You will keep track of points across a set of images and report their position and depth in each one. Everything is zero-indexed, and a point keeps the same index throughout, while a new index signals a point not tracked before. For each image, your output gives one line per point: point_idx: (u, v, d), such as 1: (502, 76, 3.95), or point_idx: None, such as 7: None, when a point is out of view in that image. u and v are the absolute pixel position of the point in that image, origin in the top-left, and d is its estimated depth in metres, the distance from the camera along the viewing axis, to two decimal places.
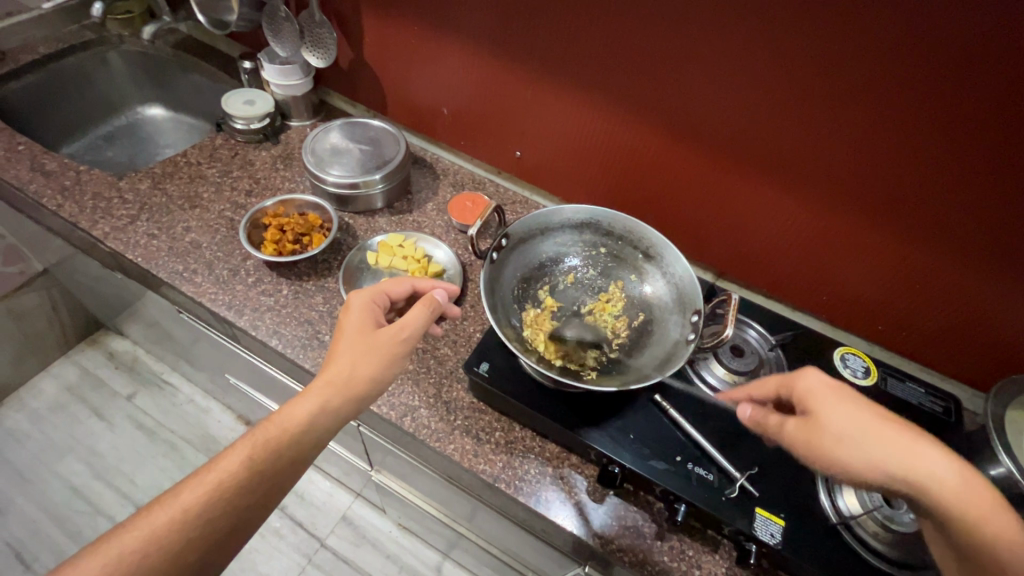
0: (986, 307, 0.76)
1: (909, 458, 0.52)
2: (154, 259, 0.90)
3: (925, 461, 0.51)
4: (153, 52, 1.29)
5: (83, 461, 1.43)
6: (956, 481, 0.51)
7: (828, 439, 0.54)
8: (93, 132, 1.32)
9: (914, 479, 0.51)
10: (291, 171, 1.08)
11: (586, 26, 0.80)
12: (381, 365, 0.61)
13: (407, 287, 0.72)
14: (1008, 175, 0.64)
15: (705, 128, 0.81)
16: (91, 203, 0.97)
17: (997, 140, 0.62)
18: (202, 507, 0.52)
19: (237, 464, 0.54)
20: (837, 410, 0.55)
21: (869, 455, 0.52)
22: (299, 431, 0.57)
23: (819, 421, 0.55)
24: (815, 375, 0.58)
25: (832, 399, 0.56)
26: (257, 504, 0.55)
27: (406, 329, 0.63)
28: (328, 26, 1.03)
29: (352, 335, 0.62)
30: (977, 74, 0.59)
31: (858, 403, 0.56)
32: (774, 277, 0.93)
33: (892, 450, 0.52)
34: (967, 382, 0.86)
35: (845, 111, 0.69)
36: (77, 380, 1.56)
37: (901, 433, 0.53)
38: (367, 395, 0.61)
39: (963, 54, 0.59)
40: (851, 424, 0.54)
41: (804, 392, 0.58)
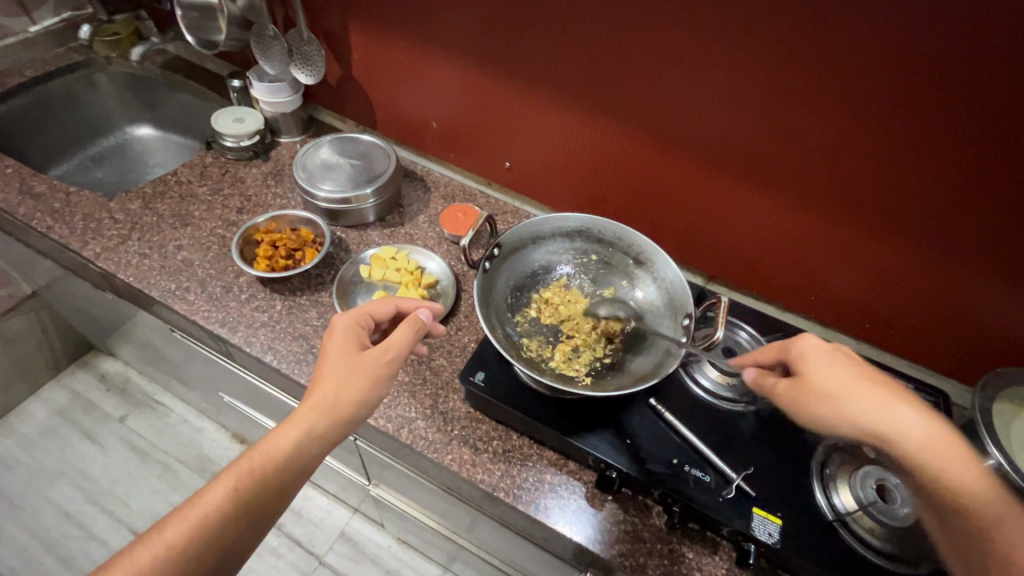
0: (970, 304, 0.77)
1: (883, 414, 0.54)
2: (146, 278, 0.90)
3: (897, 417, 0.54)
4: (141, 73, 1.30)
5: (75, 485, 1.40)
6: (927, 436, 0.53)
7: (817, 397, 0.57)
8: (82, 153, 1.32)
9: (884, 435, 0.54)
10: (282, 187, 1.08)
11: (570, 39, 0.82)
12: (366, 389, 0.61)
13: (392, 307, 0.71)
14: (981, 172, 0.66)
15: (688, 135, 0.83)
16: (82, 224, 0.96)
17: (972, 139, 0.64)
18: (186, 544, 0.52)
19: (221, 498, 0.54)
20: (824, 369, 0.58)
21: (848, 411, 0.55)
22: (282, 460, 0.57)
23: (808, 380, 0.58)
24: (842, 361, 0.58)
25: (822, 359, 0.59)
26: (246, 535, 0.55)
27: (390, 350, 0.63)
28: (316, 44, 1.05)
29: (336, 360, 0.62)
30: (954, 79, 0.61)
31: (848, 363, 0.59)
32: (762, 279, 0.94)
33: (869, 408, 0.55)
34: (955, 376, 0.87)
35: (829, 118, 0.71)
36: (68, 403, 1.54)
37: (882, 392, 0.56)
38: (353, 419, 0.60)
39: (935, 58, 0.61)
40: (835, 382, 0.57)
41: (797, 356, 0.60)
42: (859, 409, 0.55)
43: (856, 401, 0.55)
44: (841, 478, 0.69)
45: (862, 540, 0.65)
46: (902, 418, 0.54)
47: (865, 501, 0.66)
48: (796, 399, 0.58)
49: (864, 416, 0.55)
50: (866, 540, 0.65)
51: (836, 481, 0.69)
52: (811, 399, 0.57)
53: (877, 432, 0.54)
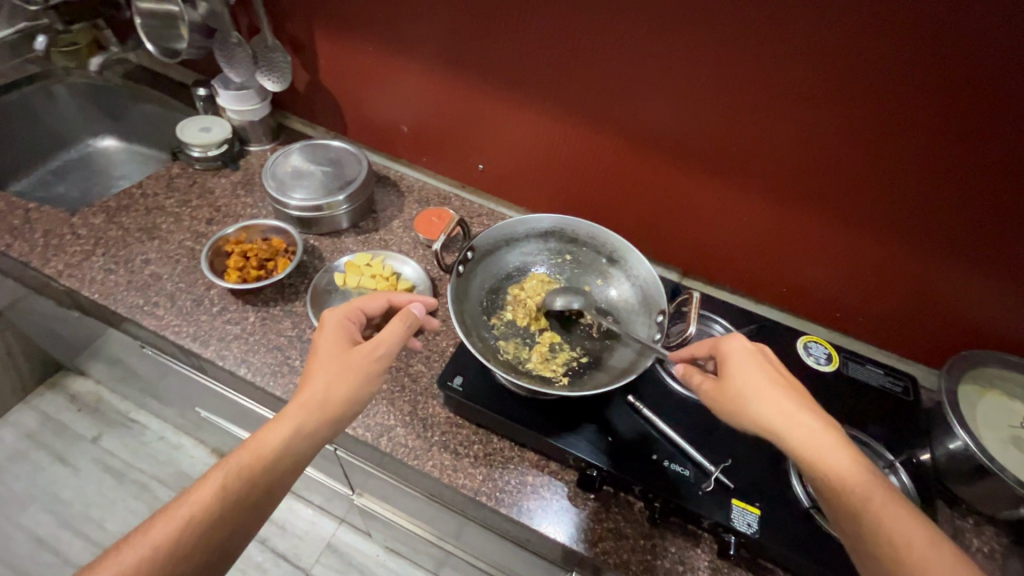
0: (934, 289, 0.80)
1: (787, 415, 0.55)
2: (112, 294, 0.88)
3: (799, 418, 0.55)
4: (102, 83, 1.26)
5: (48, 510, 1.36)
6: (827, 438, 0.53)
7: (731, 394, 0.58)
8: (42, 167, 1.28)
9: (777, 431, 0.54)
10: (252, 197, 1.06)
11: (537, 41, 0.83)
12: (357, 384, 0.60)
13: (383, 302, 0.71)
14: (937, 160, 0.68)
15: (657, 132, 0.84)
16: (42, 240, 0.93)
17: (927, 129, 0.66)
18: (175, 542, 0.50)
19: (210, 495, 0.53)
20: (743, 367, 0.59)
21: (755, 408, 0.56)
22: (272, 457, 0.56)
23: (727, 378, 0.59)
24: (763, 362, 0.59)
25: (743, 360, 0.59)
26: (232, 536, 0.53)
27: (381, 345, 0.63)
28: (282, 50, 1.02)
29: (327, 355, 0.62)
30: (907, 70, 0.63)
31: (764, 365, 0.59)
32: (736, 273, 0.96)
33: (774, 408, 0.55)
34: (924, 361, 0.89)
35: (793, 111, 0.72)
36: (38, 426, 1.49)
37: (788, 394, 0.56)
38: (343, 415, 0.59)
39: (889, 51, 0.62)
40: (748, 382, 0.57)
41: (723, 354, 0.61)
42: (765, 407, 0.55)
43: (764, 399, 0.56)
44: None
45: None
46: (804, 418, 0.55)
47: None
48: (714, 394, 0.59)
49: (766, 413, 0.55)
50: None
51: None
52: (724, 393, 0.58)
53: (774, 428, 0.54)
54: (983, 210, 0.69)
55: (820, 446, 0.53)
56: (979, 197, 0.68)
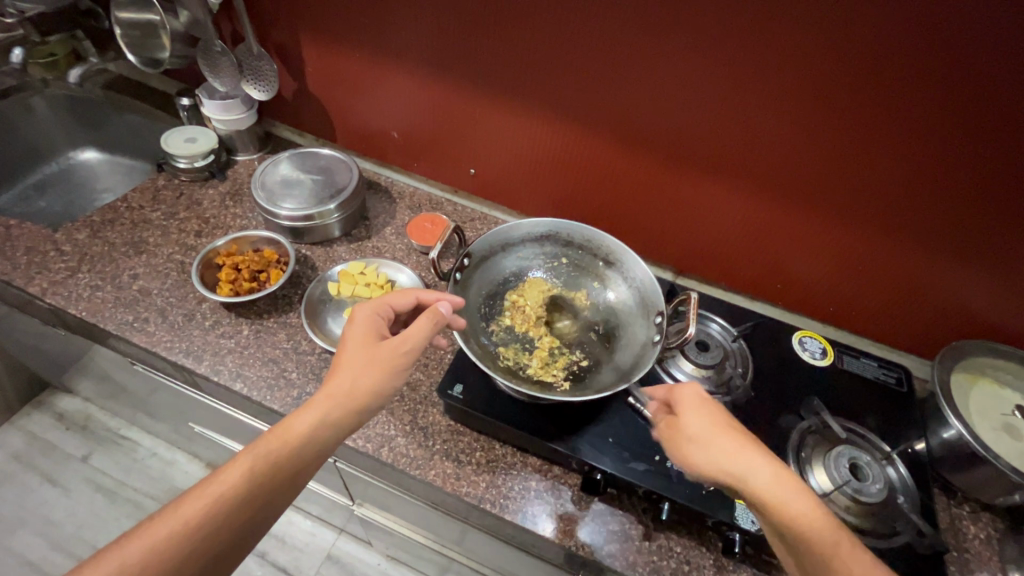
0: (925, 282, 0.81)
1: (738, 460, 0.55)
2: (101, 311, 0.86)
3: (749, 462, 0.55)
4: (82, 95, 1.24)
5: (38, 533, 1.33)
6: (777, 484, 0.53)
7: (682, 439, 0.59)
8: (22, 182, 1.25)
9: (738, 479, 0.54)
10: (241, 208, 1.05)
11: (527, 44, 0.82)
12: (384, 378, 0.60)
13: (413, 299, 0.70)
14: (926, 154, 0.69)
15: (649, 133, 0.84)
16: (25, 258, 0.91)
17: (916, 123, 0.67)
18: (202, 521, 0.50)
19: (240, 475, 0.52)
20: (690, 414, 0.60)
21: (708, 454, 0.56)
22: (300, 443, 0.55)
23: (678, 422, 0.60)
24: (711, 406, 0.60)
25: (691, 404, 0.60)
26: (258, 519, 0.53)
27: (408, 341, 0.62)
28: (268, 59, 1.01)
29: (357, 346, 0.61)
30: (896, 67, 0.64)
31: (714, 409, 0.60)
32: (730, 271, 0.96)
33: (728, 453, 0.55)
34: (916, 352, 0.91)
35: (784, 111, 0.73)
36: (24, 447, 1.46)
37: (737, 441, 0.57)
38: (368, 408, 0.59)
39: (877, 47, 0.63)
40: (699, 427, 0.58)
41: (677, 398, 0.62)
42: (722, 454, 0.56)
43: (717, 447, 0.56)
44: (816, 460, 0.71)
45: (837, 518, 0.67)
46: (757, 465, 0.54)
47: (839, 480, 0.69)
48: (670, 437, 0.61)
49: (725, 461, 0.55)
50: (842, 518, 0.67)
51: (812, 463, 0.72)
52: (681, 441, 0.59)
53: (732, 476, 0.54)
54: (972, 204, 0.70)
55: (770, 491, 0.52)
56: (968, 189, 0.69)
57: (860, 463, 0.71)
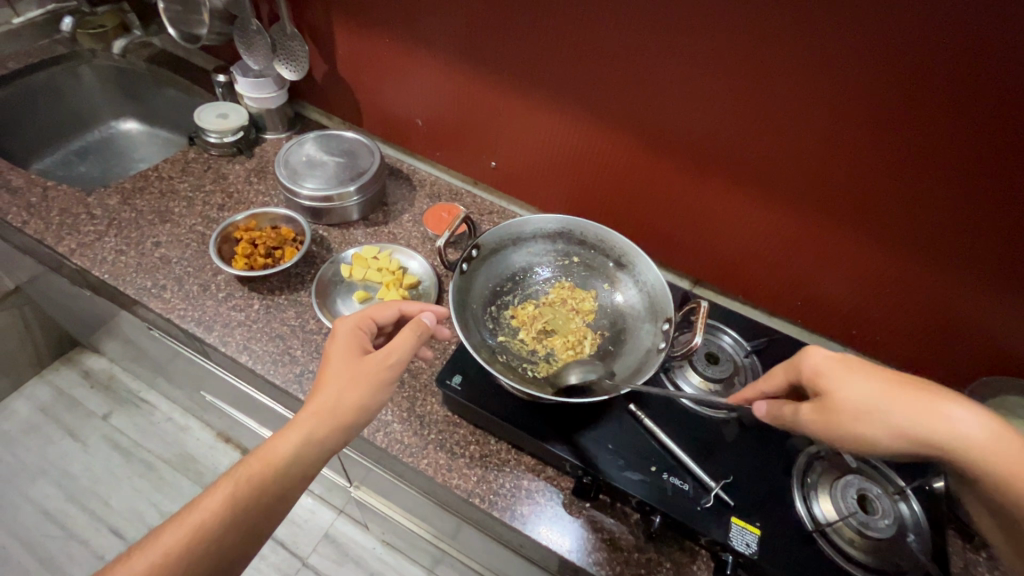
0: (955, 309, 0.76)
1: (929, 418, 0.51)
2: (122, 275, 0.88)
3: (944, 421, 0.51)
4: (126, 66, 1.28)
5: (57, 484, 1.39)
6: (985, 436, 0.50)
7: (848, 419, 0.53)
8: (66, 146, 1.30)
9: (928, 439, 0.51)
10: (265, 184, 1.07)
11: (557, 36, 0.81)
12: (369, 393, 0.59)
13: (394, 311, 0.69)
14: (964, 173, 0.65)
15: (672, 135, 0.81)
16: (58, 219, 0.95)
17: (953, 139, 0.63)
18: (183, 551, 0.49)
19: (220, 503, 0.52)
20: (849, 387, 0.53)
21: (883, 425, 0.51)
22: (283, 465, 0.55)
23: (832, 401, 0.54)
24: (858, 367, 0.55)
25: (840, 372, 0.54)
26: (245, 542, 0.53)
27: (393, 355, 0.61)
28: (300, 39, 1.03)
29: (340, 362, 0.60)
30: (935, 78, 0.60)
31: (871, 369, 0.54)
32: (749, 284, 0.93)
33: (911, 414, 0.51)
34: (941, 384, 0.86)
35: (813, 119, 0.70)
36: (51, 400, 1.52)
37: (911, 392, 0.52)
38: (354, 424, 0.58)
39: (915, 55, 0.59)
40: (863, 398, 0.52)
41: (813, 373, 0.56)
42: (904, 421, 0.51)
43: (894, 414, 0.51)
44: (823, 487, 0.68)
45: (841, 550, 0.64)
46: (948, 416, 0.51)
47: (845, 512, 0.66)
48: (825, 424, 0.54)
49: (910, 426, 0.51)
50: (847, 550, 0.64)
51: (818, 490, 0.69)
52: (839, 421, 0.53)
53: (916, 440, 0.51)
54: (1010, 230, 0.66)
55: (963, 446, 0.50)
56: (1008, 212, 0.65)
57: (870, 494, 0.67)
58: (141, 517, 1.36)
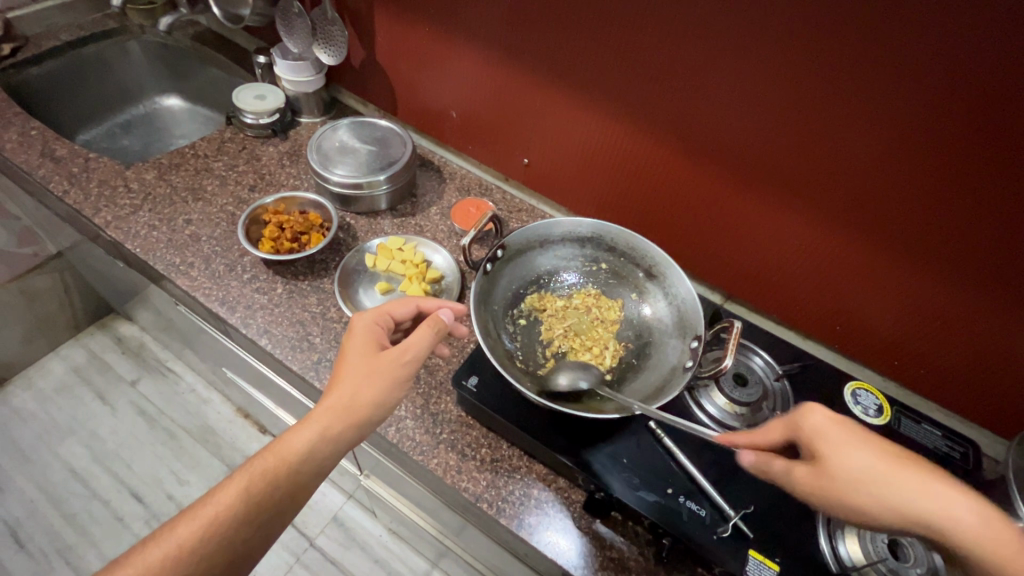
0: (1011, 347, 0.70)
1: (920, 498, 0.47)
2: (153, 250, 0.90)
3: (947, 504, 0.47)
4: (171, 43, 1.30)
5: (84, 444, 1.44)
6: (971, 519, 0.46)
7: (841, 485, 0.49)
8: (110, 119, 1.34)
9: (928, 518, 0.46)
10: (297, 168, 1.07)
11: (601, 33, 0.77)
12: (384, 390, 0.58)
13: (412, 307, 0.68)
14: None
15: (713, 142, 0.78)
16: (96, 190, 0.97)
17: (1021, 165, 0.58)
18: (197, 543, 0.50)
19: (233, 497, 0.52)
20: (841, 452, 0.50)
21: (883, 499, 0.47)
22: (297, 461, 0.54)
23: (828, 466, 0.50)
24: (854, 432, 0.51)
25: (838, 438, 0.51)
26: (257, 537, 0.52)
27: (408, 351, 0.59)
28: (340, 24, 1.03)
29: (356, 359, 0.59)
30: (1006, 97, 0.55)
31: (869, 438, 0.51)
32: (786, 303, 0.88)
33: (901, 490, 0.48)
34: (989, 426, 0.80)
35: (866, 135, 0.65)
36: (84, 363, 1.58)
37: (905, 469, 0.49)
38: (369, 421, 0.57)
39: (983, 72, 0.55)
40: (864, 468, 0.49)
41: (810, 433, 0.52)
42: (898, 497, 0.47)
43: (885, 487, 0.48)
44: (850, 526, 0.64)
45: None
46: (943, 497, 0.47)
47: (873, 556, 0.62)
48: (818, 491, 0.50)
49: (907, 505, 0.47)
50: None
51: (843, 528, 0.65)
52: (837, 490, 0.49)
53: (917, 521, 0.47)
54: None
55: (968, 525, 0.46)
56: None
57: (902, 541, 0.63)
58: (160, 483, 1.40)
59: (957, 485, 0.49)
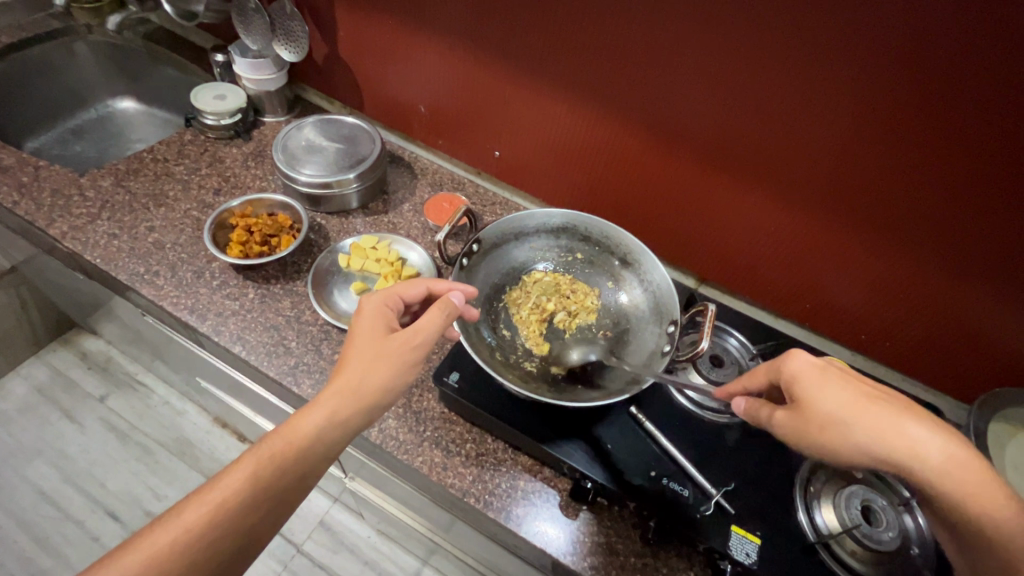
0: (965, 314, 0.74)
1: (903, 440, 0.47)
2: (114, 260, 0.86)
3: (912, 440, 0.47)
4: (121, 43, 1.25)
5: (53, 465, 1.38)
6: (940, 458, 0.47)
7: (820, 432, 0.49)
8: (61, 125, 1.28)
9: (897, 462, 0.47)
10: (262, 169, 1.04)
11: (566, 23, 0.77)
12: (393, 374, 0.57)
13: (423, 289, 0.66)
14: (978, 174, 0.62)
15: (680, 127, 0.78)
16: (49, 200, 0.92)
17: (966, 138, 0.61)
18: (204, 528, 0.48)
19: (242, 480, 0.50)
20: (820, 396, 0.50)
21: (858, 444, 0.48)
22: (306, 444, 0.53)
23: (808, 411, 0.50)
24: (835, 375, 0.51)
25: (817, 382, 0.50)
26: (263, 523, 0.51)
27: (418, 335, 0.58)
28: (300, 19, 1.00)
29: (365, 340, 0.58)
30: (952, 73, 0.57)
31: (845, 378, 0.51)
32: (756, 283, 0.90)
33: (878, 435, 0.48)
34: (951, 393, 0.84)
35: (825, 114, 0.67)
36: (48, 381, 1.51)
37: (881, 410, 0.49)
38: (378, 405, 0.56)
39: (931, 49, 0.57)
40: (842, 409, 0.49)
41: (793, 378, 0.52)
42: (870, 439, 0.48)
43: (864, 428, 0.48)
44: (825, 497, 0.66)
45: (843, 561, 0.63)
46: (918, 439, 0.48)
47: (847, 523, 0.64)
48: (796, 435, 0.50)
49: (878, 448, 0.47)
50: (848, 561, 0.63)
51: (820, 499, 0.67)
52: (813, 433, 0.49)
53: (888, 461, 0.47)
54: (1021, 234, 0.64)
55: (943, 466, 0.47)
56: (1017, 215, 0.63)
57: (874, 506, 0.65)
58: (137, 500, 1.36)
59: (925, 420, 0.49)
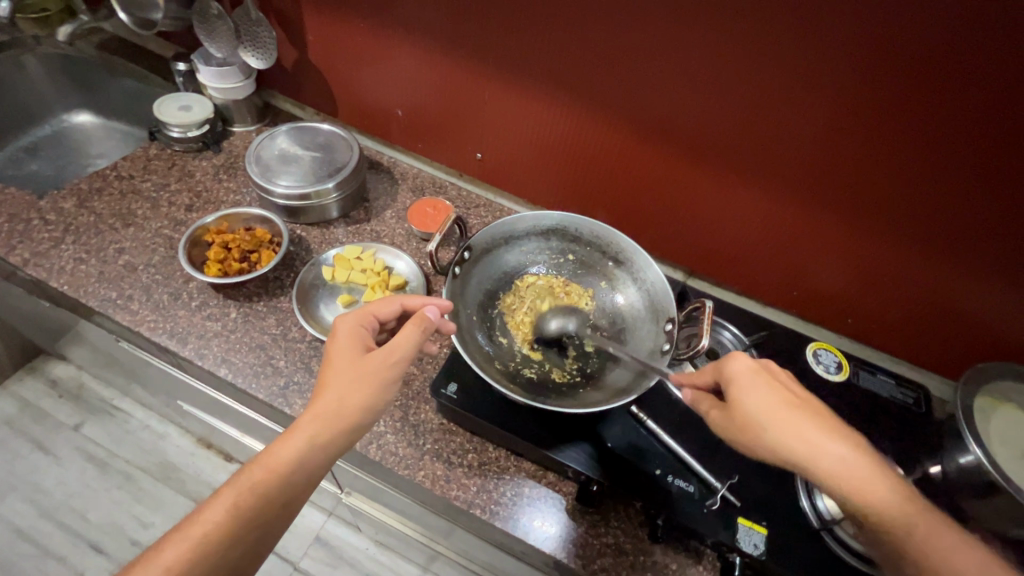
0: (946, 295, 0.76)
1: (811, 446, 0.52)
2: (83, 286, 0.82)
3: (824, 449, 0.52)
4: (74, 54, 1.18)
5: (29, 500, 1.32)
6: (844, 464, 0.51)
7: (741, 430, 0.53)
8: (14, 143, 1.21)
9: (804, 464, 0.51)
10: (235, 182, 1.00)
11: (544, 22, 0.76)
12: (371, 394, 0.55)
13: (397, 306, 0.64)
14: (954, 159, 0.64)
15: (663, 122, 0.78)
16: (7, 225, 0.87)
17: (943, 125, 0.62)
18: (184, 566, 0.47)
19: (222, 514, 0.49)
20: (743, 398, 0.54)
21: (768, 444, 0.52)
22: (285, 473, 0.51)
23: (734, 410, 0.54)
24: (767, 379, 0.55)
25: (747, 384, 0.55)
26: (247, 556, 0.49)
27: (395, 352, 0.56)
28: (266, 24, 0.96)
29: (341, 362, 0.56)
30: (929, 62, 0.58)
31: (773, 383, 0.56)
32: (744, 274, 0.91)
33: (794, 439, 0.52)
34: (936, 370, 0.86)
35: (807, 105, 0.67)
36: (16, 413, 1.44)
37: (797, 415, 0.53)
38: (359, 427, 0.54)
39: (908, 40, 0.58)
40: (760, 411, 0.53)
41: (728, 381, 0.56)
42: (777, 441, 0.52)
43: (775, 430, 0.52)
44: None
45: (849, 546, 0.63)
46: (826, 447, 0.52)
47: None
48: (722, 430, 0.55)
49: (784, 451, 0.51)
50: (854, 546, 0.63)
51: None
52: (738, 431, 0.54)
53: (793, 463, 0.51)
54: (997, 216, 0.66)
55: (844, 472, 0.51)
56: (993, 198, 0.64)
57: None
58: (122, 530, 1.31)
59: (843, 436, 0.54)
